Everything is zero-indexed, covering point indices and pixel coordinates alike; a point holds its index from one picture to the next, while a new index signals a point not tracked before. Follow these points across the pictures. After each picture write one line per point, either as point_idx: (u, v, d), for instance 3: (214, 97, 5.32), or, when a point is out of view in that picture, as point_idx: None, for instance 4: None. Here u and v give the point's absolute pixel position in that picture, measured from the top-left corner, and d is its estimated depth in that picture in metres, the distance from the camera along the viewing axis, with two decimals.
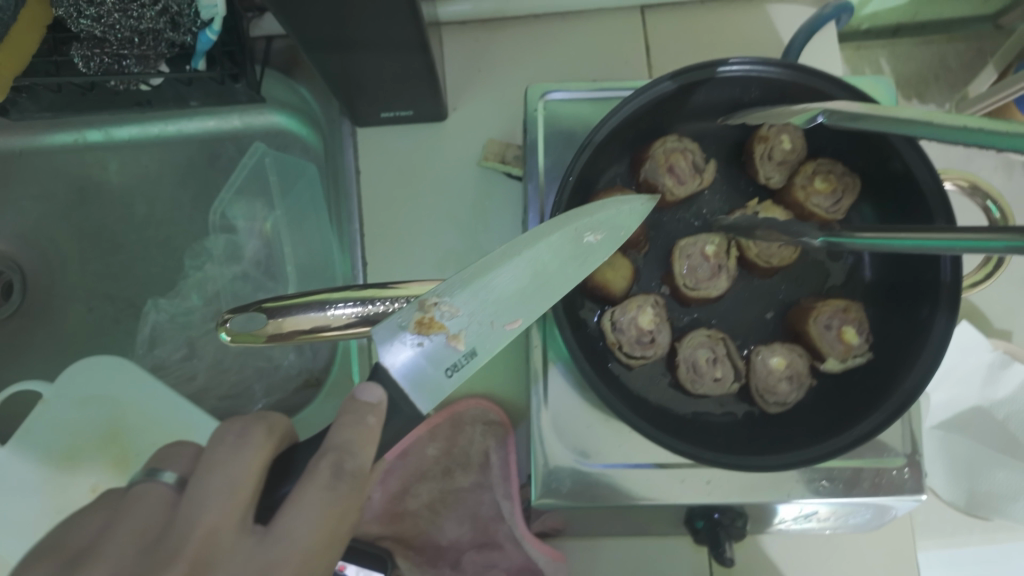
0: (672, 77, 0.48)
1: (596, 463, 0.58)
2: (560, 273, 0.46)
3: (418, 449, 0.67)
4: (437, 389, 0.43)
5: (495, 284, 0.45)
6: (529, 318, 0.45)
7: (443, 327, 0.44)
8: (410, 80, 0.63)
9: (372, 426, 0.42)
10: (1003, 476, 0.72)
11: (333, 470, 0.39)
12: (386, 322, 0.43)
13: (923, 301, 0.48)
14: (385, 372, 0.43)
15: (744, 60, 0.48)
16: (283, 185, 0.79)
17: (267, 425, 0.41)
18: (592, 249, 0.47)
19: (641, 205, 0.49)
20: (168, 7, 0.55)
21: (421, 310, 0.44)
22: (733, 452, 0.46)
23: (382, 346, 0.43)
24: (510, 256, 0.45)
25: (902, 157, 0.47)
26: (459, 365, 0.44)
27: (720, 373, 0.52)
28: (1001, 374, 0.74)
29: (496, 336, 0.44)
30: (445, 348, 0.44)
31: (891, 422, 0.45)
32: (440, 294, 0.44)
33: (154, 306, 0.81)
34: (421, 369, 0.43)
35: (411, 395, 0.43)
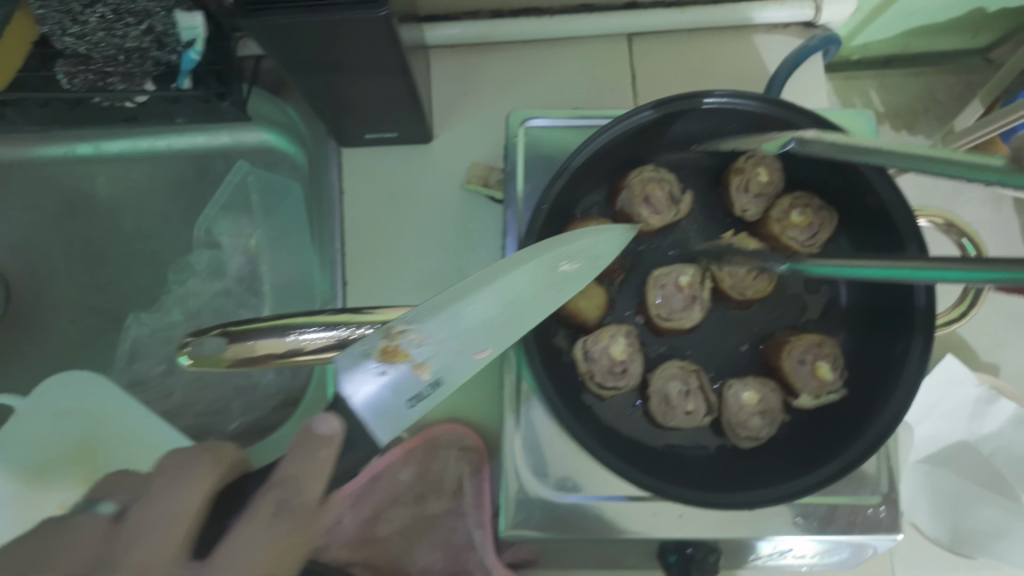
0: (653, 106, 0.48)
1: (571, 495, 0.57)
2: (535, 302, 0.45)
3: (391, 473, 0.66)
4: (399, 417, 0.43)
5: (466, 311, 0.44)
6: (499, 348, 0.44)
7: (409, 355, 0.43)
8: (394, 101, 0.63)
9: (324, 459, 0.42)
10: (988, 513, 0.71)
11: (276, 506, 0.40)
12: (350, 350, 0.43)
13: (898, 337, 0.48)
14: (344, 402, 0.43)
15: (721, 93, 0.48)
16: (264, 203, 0.80)
17: (214, 456, 0.42)
18: (567, 279, 0.46)
19: (620, 235, 0.48)
20: (153, 26, 0.56)
21: (387, 338, 0.43)
22: (702, 488, 0.45)
23: (343, 374, 0.43)
24: (483, 284, 0.44)
25: (875, 189, 0.47)
26: (423, 396, 0.43)
27: (692, 406, 0.51)
28: (989, 409, 0.73)
29: (464, 366, 0.44)
30: (410, 377, 0.43)
31: (862, 461, 0.44)
32: (408, 321, 0.43)
33: (137, 320, 0.80)
34: (383, 400, 0.43)
35: (371, 427, 0.43)
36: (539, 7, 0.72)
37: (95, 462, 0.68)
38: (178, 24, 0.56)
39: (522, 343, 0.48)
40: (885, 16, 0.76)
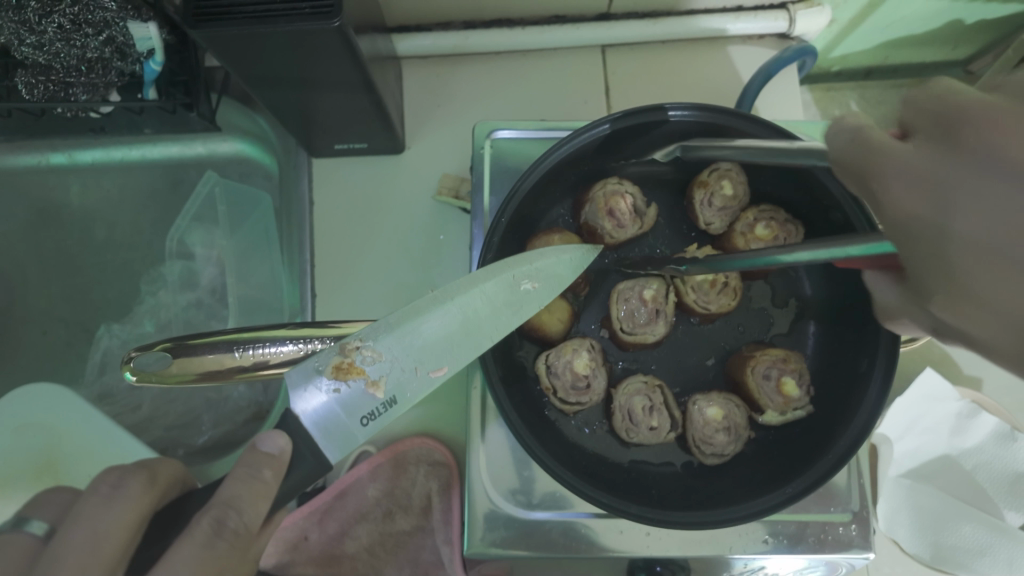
0: (611, 120, 0.47)
1: (539, 512, 0.56)
2: (493, 321, 0.45)
3: (358, 490, 0.64)
4: (349, 436, 0.42)
5: (422, 330, 0.44)
6: (456, 367, 0.43)
7: (363, 372, 0.43)
8: (360, 112, 0.62)
9: (267, 478, 0.40)
10: (969, 530, 0.69)
11: (213, 527, 0.37)
12: (301, 366, 0.43)
13: (861, 354, 0.47)
14: (293, 417, 0.42)
15: (685, 107, 0.47)
16: (231, 214, 0.78)
17: (149, 475, 0.40)
18: (528, 298, 0.45)
19: (583, 255, 0.47)
20: (113, 37, 0.55)
21: (340, 354, 0.43)
22: (662, 507, 0.44)
23: (294, 392, 0.42)
24: (440, 301, 0.44)
25: (824, 184, 0.46)
26: (376, 414, 0.43)
27: (656, 422, 0.50)
28: (970, 423, 0.72)
29: (419, 384, 0.43)
30: (363, 395, 0.43)
31: (824, 481, 0.43)
32: (363, 338, 0.43)
33: (107, 331, 0.78)
34: (334, 418, 0.42)
35: (320, 445, 0.42)
36: (510, 19, 0.72)
37: (57, 476, 0.67)
38: (132, 34, 0.55)
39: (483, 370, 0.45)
40: (861, 28, 0.75)
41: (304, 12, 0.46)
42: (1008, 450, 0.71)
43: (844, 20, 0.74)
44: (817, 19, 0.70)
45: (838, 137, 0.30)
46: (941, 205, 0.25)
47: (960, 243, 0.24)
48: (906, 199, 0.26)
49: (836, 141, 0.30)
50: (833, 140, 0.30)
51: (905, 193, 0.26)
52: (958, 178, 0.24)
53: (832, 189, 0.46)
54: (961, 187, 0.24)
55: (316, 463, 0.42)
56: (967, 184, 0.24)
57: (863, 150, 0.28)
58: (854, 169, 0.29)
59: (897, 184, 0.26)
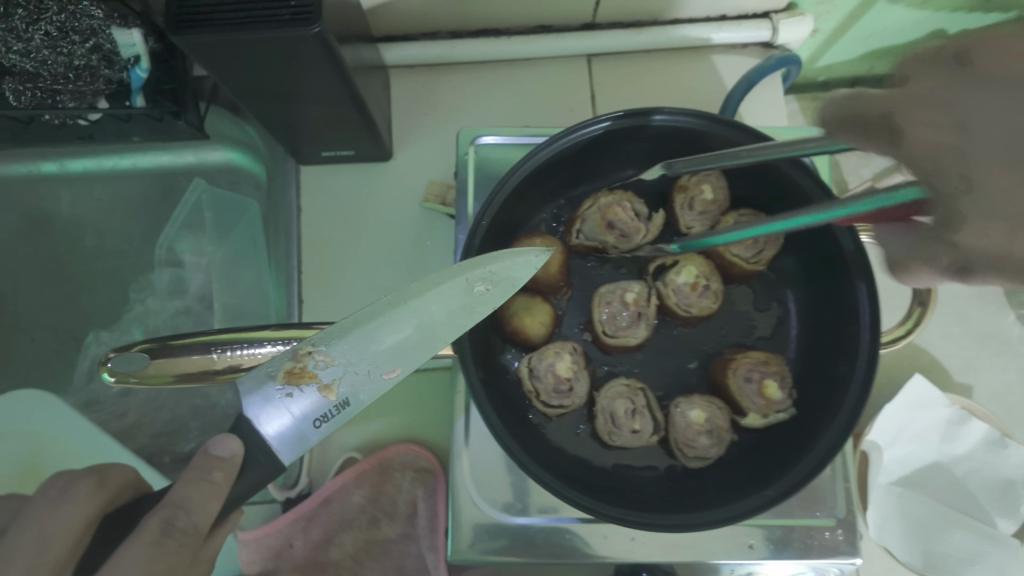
0: (592, 122, 0.48)
1: (520, 517, 0.55)
2: (447, 323, 0.44)
3: (342, 497, 0.63)
4: (303, 437, 0.41)
5: (374, 334, 0.44)
6: (408, 368, 0.43)
7: (315, 377, 0.42)
8: (343, 120, 0.63)
9: (218, 481, 0.40)
10: (960, 537, 0.68)
11: (161, 527, 0.37)
12: (253, 373, 0.42)
13: (841, 357, 0.47)
14: (249, 419, 0.42)
15: (671, 113, 0.47)
16: (217, 221, 0.80)
17: (98, 479, 0.39)
18: (481, 300, 0.45)
19: (536, 258, 0.46)
20: (101, 44, 0.57)
21: (293, 359, 0.42)
22: (644, 510, 0.44)
23: (247, 397, 0.42)
24: (392, 305, 0.45)
25: (792, 177, 0.47)
26: (329, 416, 0.42)
27: (638, 425, 0.50)
28: (960, 430, 0.72)
29: (371, 387, 0.43)
30: (316, 399, 0.42)
31: (802, 486, 0.43)
32: (315, 343, 0.43)
33: (96, 339, 0.78)
34: (287, 420, 0.42)
35: (275, 447, 0.41)
36: (496, 29, 0.73)
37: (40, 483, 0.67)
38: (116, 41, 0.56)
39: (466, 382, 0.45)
40: (843, 39, 0.76)
41: (283, 18, 0.46)
42: (997, 457, 0.71)
43: (828, 30, 0.75)
44: (800, 30, 0.71)
45: (839, 103, 0.32)
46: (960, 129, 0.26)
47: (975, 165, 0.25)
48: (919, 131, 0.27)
49: (844, 103, 0.32)
50: (832, 109, 0.33)
51: (928, 129, 0.27)
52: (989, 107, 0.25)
53: (803, 184, 0.47)
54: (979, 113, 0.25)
55: (270, 464, 0.41)
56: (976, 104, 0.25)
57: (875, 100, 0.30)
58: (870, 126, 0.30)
59: (922, 118, 0.27)
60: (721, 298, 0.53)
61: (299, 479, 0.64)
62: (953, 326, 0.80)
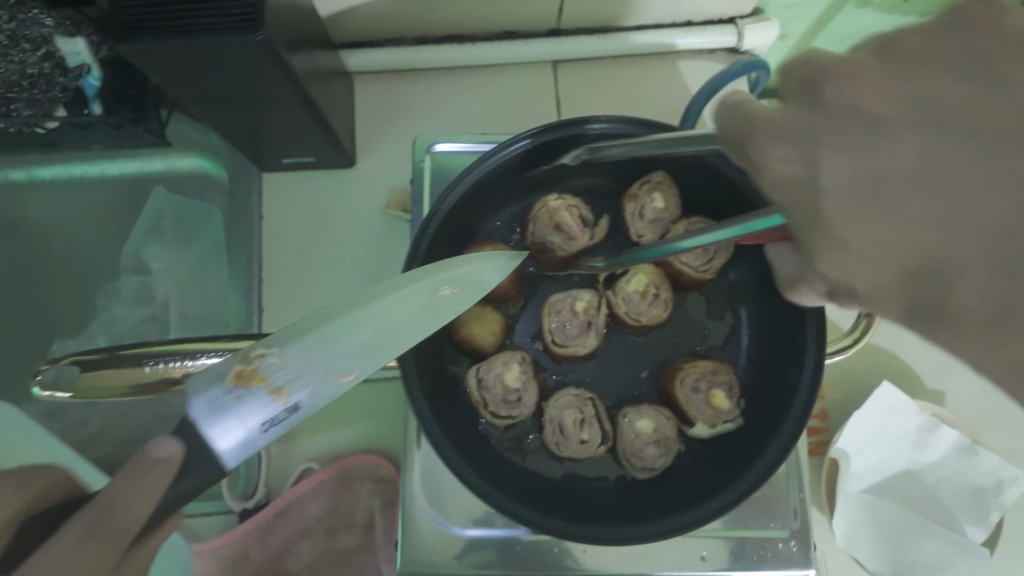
0: (528, 137, 0.47)
1: (472, 529, 0.54)
2: (409, 325, 0.43)
3: (300, 506, 0.63)
4: (249, 443, 0.39)
5: (328, 338, 0.42)
6: (365, 372, 0.41)
7: (266, 379, 0.40)
8: (301, 128, 0.63)
9: (150, 485, 0.36)
10: (930, 545, 0.68)
11: (86, 528, 0.34)
12: (200, 374, 0.39)
13: (789, 367, 0.47)
14: (192, 422, 0.38)
15: (607, 121, 0.47)
16: (180, 227, 0.79)
17: (22, 479, 0.37)
18: (445, 304, 0.45)
19: (507, 261, 0.47)
20: (51, 52, 0.56)
21: (243, 361, 0.40)
22: (587, 521, 0.44)
23: (193, 398, 0.39)
24: (351, 307, 0.43)
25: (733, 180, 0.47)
26: (278, 421, 0.40)
27: (586, 435, 0.50)
28: (931, 437, 0.72)
29: (324, 391, 0.41)
30: (265, 402, 0.39)
31: (745, 497, 0.43)
32: (269, 345, 0.41)
33: (61, 347, 0.77)
34: (234, 425, 0.39)
35: (219, 452, 0.38)
36: (461, 35, 0.72)
37: None
38: (61, 48, 0.55)
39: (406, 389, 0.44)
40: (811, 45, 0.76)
41: (227, 26, 0.46)
42: (969, 464, 0.70)
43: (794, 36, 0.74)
44: (767, 34, 0.71)
45: (725, 114, 0.32)
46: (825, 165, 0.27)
47: (828, 197, 0.28)
48: (785, 162, 0.29)
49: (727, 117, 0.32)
50: (719, 118, 0.33)
51: (787, 159, 0.29)
52: (836, 142, 0.27)
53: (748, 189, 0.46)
54: (835, 145, 0.27)
55: (211, 470, 0.38)
56: (834, 143, 0.27)
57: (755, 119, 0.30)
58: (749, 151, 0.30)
59: (774, 144, 0.29)
60: (671, 307, 0.53)
61: (256, 489, 0.63)
62: None
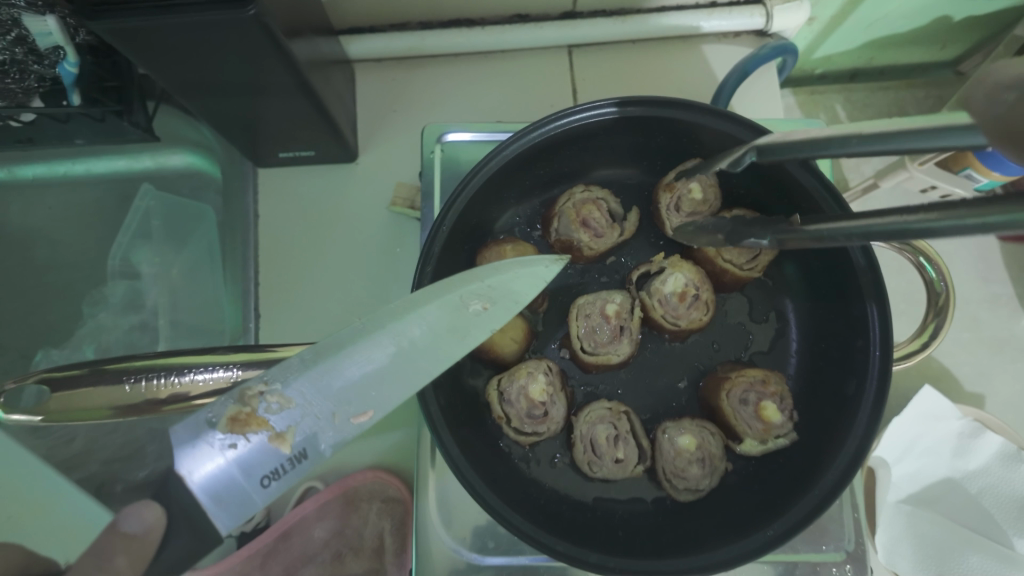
0: (617, 101, 0.42)
1: (494, 557, 0.49)
2: (431, 352, 0.37)
3: (304, 530, 0.58)
4: (246, 501, 0.33)
5: (340, 370, 0.36)
6: (381, 411, 0.36)
7: (266, 423, 0.34)
8: (303, 120, 0.58)
9: (121, 567, 0.33)
10: (977, 561, 0.58)
11: None
12: (191, 420, 0.34)
13: (848, 376, 0.42)
14: (182, 481, 0.33)
15: (699, 107, 0.42)
16: (168, 229, 0.74)
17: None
18: (477, 322, 0.37)
19: (546, 268, 0.40)
20: (23, 36, 0.50)
21: (239, 403, 0.34)
22: (625, 553, 0.39)
23: (181, 450, 0.34)
24: (368, 333, 0.37)
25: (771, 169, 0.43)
26: (280, 473, 0.34)
27: (622, 453, 0.46)
28: (973, 444, 0.63)
29: (334, 435, 0.35)
30: (264, 451, 0.34)
31: (804, 526, 0.38)
32: (268, 381, 0.35)
33: (44, 357, 0.67)
34: (228, 478, 0.34)
35: (212, 513, 0.33)
36: (468, 19, 0.67)
37: None
38: (30, 30, 0.49)
39: (422, 410, 0.39)
40: (842, 28, 0.70)
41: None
42: (1017, 474, 0.61)
43: (825, 18, 0.69)
44: (795, 15, 0.66)
45: (1005, 98, 0.22)
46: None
47: None
48: None
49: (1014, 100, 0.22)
50: (995, 102, 0.22)
51: None
52: None
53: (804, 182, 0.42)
54: None
55: (204, 537, 0.33)
56: None
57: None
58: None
59: None
60: (713, 309, 0.49)
61: (255, 512, 0.58)
62: (962, 333, 0.74)
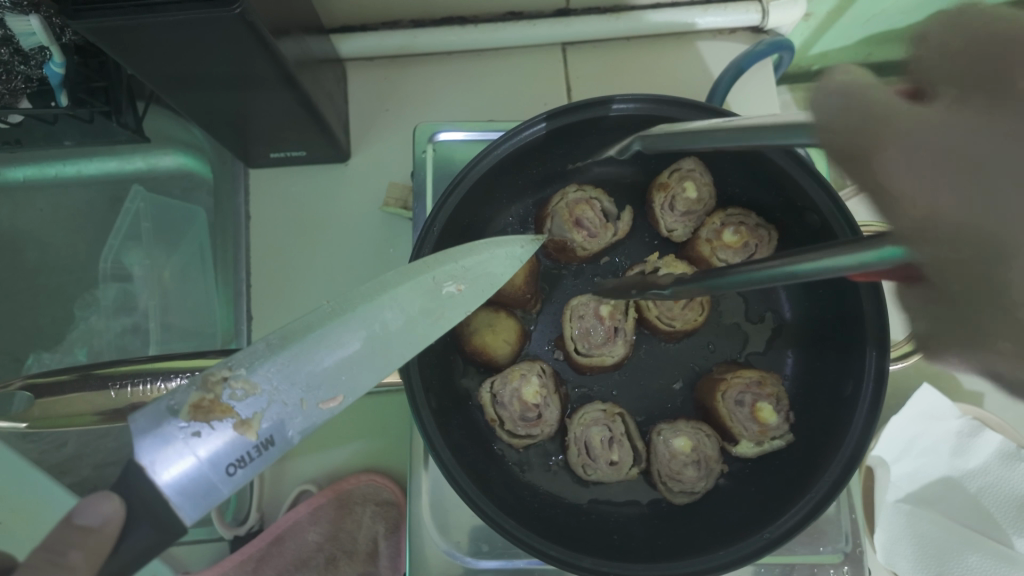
0: (546, 119, 0.42)
1: (488, 560, 0.49)
2: (404, 336, 0.37)
3: (297, 535, 0.57)
4: (210, 490, 0.31)
5: (308, 355, 0.35)
6: (352, 395, 0.35)
7: (232, 411, 0.33)
8: (292, 118, 0.57)
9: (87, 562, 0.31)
10: (976, 560, 0.57)
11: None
12: (151, 408, 0.32)
13: (844, 376, 0.42)
14: (142, 470, 0.31)
15: (632, 97, 0.41)
16: (159, 229, 0.72)
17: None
18: (452, 304, 0.38)
19: (521, 248, 0.41)
20: (8, 37, 0.50)
21: (202, 390, 0.33)
22: (620, 558, 0.38)
23: (140, 439, 0.31)
24: (337, 317, 0.35)
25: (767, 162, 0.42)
26: (246, 460, 0.33)
27: (617, 456, 0.45)
28: (972, 443, 0.62)
29: (303, 421, 0.34)
30: (229, 440, 0.32)
31: (802, 528, 0.37)
32: (233, 366, 0.34)
33: (37, 361, 0.68)
34: (191, 468, 0.32)
35: (174, 504, 0.31)
36: (461, 17, 0.67)
37: None
38: (15, 30, 0.49)
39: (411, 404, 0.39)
40: (840, 24, 0.70)
41: None
42: (1016, 472, 0.60)
43: (821, 14, 0.68)
44: (791, 12, 0.65)
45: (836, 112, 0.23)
46: (982, 197, 0.19)
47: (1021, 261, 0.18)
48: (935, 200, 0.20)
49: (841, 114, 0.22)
50: (828, 105, 0.23)
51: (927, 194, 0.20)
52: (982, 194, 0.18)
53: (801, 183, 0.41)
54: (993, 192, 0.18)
55: (167, 527, 0.31)
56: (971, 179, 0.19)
57: (890, 106, 0.21)
58: (859, 150, 0.21)
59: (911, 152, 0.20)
60: (709, 307, 0.47)
61: (249, 514, 0.57)
62: None
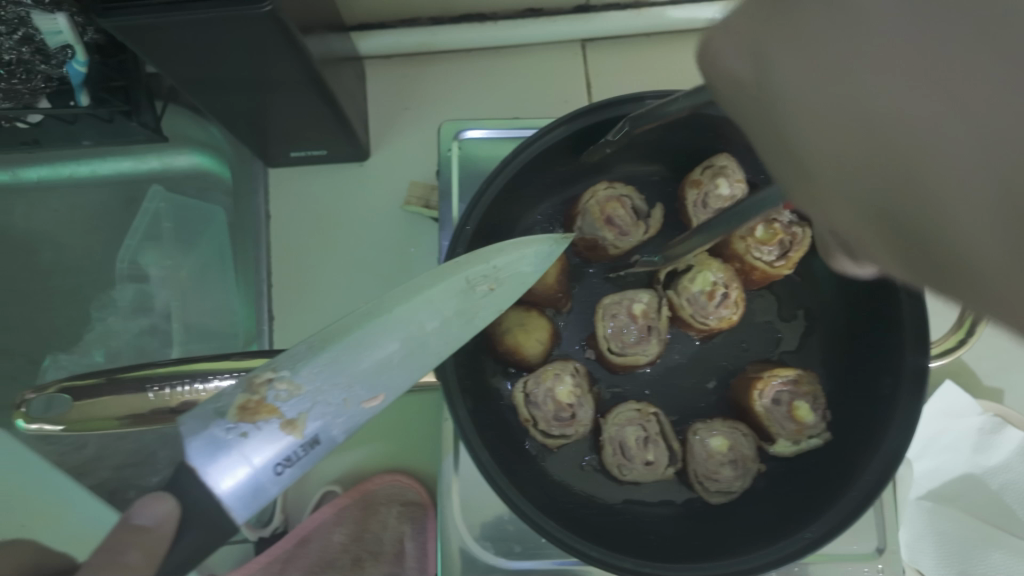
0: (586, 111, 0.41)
1: (520, 560, 0.48)
2: (441, 336, 0.37)
3: (322, 535, 0.57)
4: (259, 489, 0.31)
5: (348, 356, 0.35)
6: (392, 393, 0.35)
7: (277, 411, 0.33)
8: (313, 117, 0.56)
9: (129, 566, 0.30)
10: (999, 558, 0.56)
11: None
12: (198, 410, 0.32)
13: (880, 372, 0.41)
14: (192, 471, 0.31)
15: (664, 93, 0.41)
16: (178, 229, 0.72)
17: None
18: (487, 305, 0.38)
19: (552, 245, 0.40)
20: (30, 35, 0.50)
21: (248, 391, 0.33)
22: (660, 559, 0.38)
23: (190, 440, 0.31)
24: (373, 318, 0.36)
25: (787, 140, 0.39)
26: (295, 460, 0.32)
27: (652, 456, 0.45)
28: (994, 439, 0.61)
29: (347, 420, 0.34)
30: (275, 439, 0.32)
31: (845, 526, 0.37)
32: (276, 368, 0.34)
33: (54, 361, 0.67)
34: (240, 467, 0.31)
35: (225, 503, 0.31)
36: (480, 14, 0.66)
37: None
38: (39, 28, 0.49)
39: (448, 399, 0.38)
40: None
41: None
42: None
43: None
44: None
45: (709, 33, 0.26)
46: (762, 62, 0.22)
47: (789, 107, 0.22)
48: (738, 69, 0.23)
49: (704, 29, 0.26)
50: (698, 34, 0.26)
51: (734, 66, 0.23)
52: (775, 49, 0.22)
53: None
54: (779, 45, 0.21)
55: (217, 527, 0.31)
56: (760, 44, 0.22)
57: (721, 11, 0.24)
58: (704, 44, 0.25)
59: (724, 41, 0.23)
60: (742, 307, 0.47)
61: (273, 516, 0.56)
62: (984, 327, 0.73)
